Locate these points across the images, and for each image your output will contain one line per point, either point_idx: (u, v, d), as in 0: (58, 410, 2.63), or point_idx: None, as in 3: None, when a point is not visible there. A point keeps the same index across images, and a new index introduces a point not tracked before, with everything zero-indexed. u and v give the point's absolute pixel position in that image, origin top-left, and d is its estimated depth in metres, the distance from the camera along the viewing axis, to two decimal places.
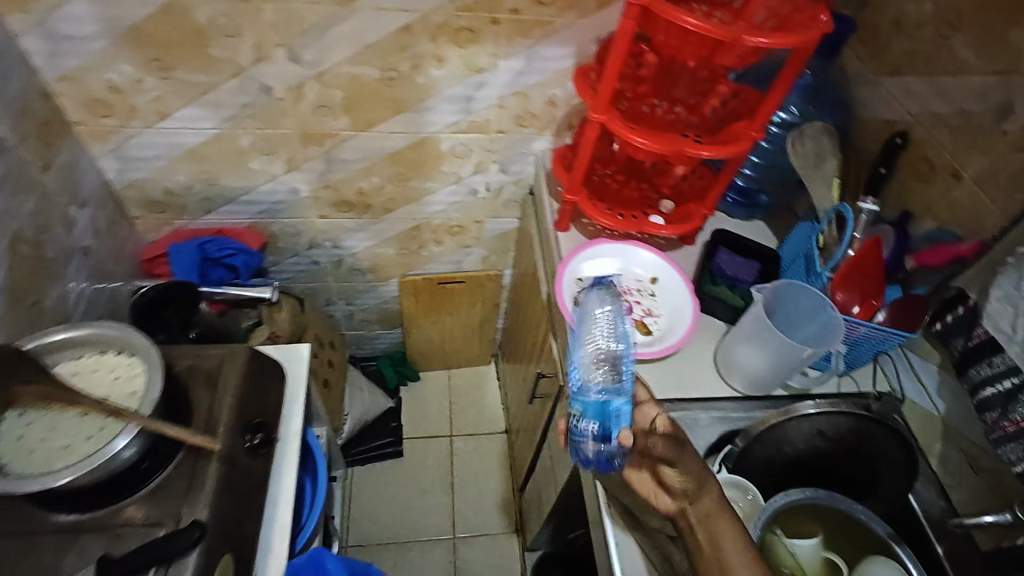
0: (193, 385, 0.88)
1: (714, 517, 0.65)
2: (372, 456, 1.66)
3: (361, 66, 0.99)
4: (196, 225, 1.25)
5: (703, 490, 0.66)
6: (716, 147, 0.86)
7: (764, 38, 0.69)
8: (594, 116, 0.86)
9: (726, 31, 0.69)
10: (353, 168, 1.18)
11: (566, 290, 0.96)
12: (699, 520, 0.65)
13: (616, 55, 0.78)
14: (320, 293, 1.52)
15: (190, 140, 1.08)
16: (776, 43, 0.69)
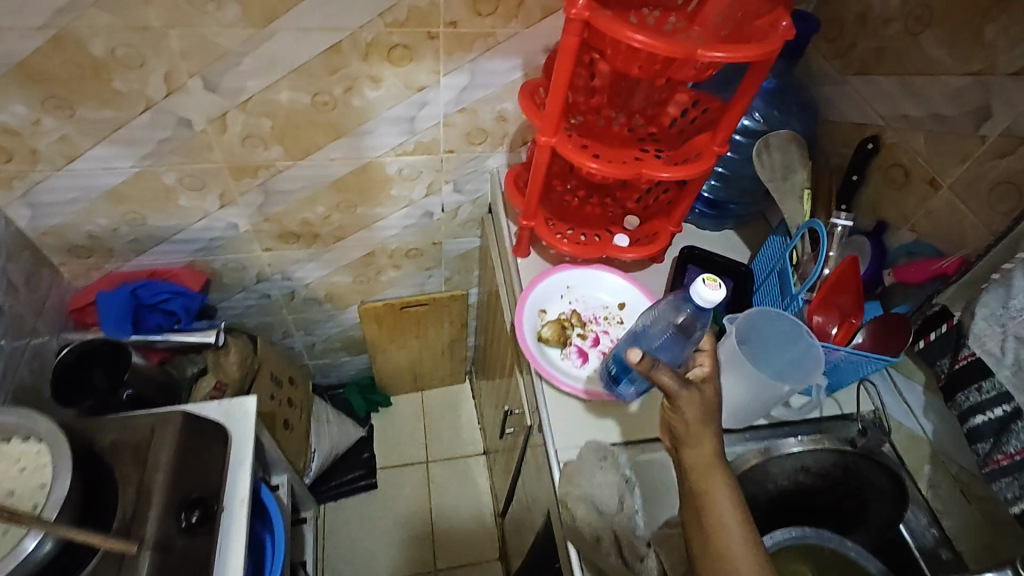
0: (119, 463, 0.80)
1: (710, 476, 0.58)
2: (345, 490, 1.58)
3: (289, 92, 0.90)
4: (128, 268, 1.16)
5: (706, 439, 0.60)
6: (677, 168, 0.80)
7: (720, 54, 0.63)
8: (543, 139, 0.79)
9: (678, 48, 0.63)
10: (294, 199, 1.09)
11: (528, 324, 0.89)
12: (695, 472, 0.59)
13: (560, 74, 0.71)
14: (275, 327, 1.43)
15: (108, 181, 0.98)
16: (733, 57, 0.63)
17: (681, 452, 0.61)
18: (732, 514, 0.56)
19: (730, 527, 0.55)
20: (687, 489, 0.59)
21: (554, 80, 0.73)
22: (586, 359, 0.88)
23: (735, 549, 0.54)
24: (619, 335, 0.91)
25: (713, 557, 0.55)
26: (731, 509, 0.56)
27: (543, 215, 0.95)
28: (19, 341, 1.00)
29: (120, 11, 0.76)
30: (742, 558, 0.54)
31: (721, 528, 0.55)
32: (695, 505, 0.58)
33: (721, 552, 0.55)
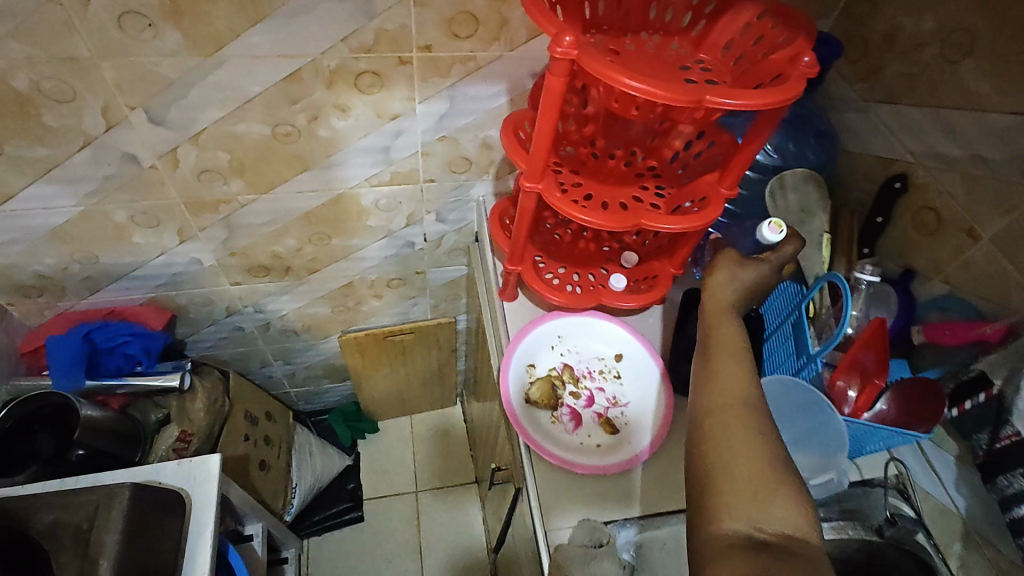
0: (57, 550, 0.71)
1: (721, 319, 0.63)
2: (329, 525, 1.50)
3: (245, 124, 0.81)
4: (83, 307, 1.07)
5: (730, 289, 0.66)
6: (677, 218, 0.71)
7: (729, 101, 0.54)
8: (527, 185, 0.69)
9: (681, 96, 0.54)
10: (261, 233, 1.00)
11: (515, 380, 0.80)
12: (713, 317, 0.64)
13: (545, 117, 0.62)
14: (251, 358, 1.34)
15: (50, 220, 0.89)
16: (746, 106, 0.54)
17: (704, 300, 0.67)
18: (736, 346, 0.60)
19: (730, 354, 0.59)
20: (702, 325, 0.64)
21: (538, 124, 0.64)
22: (578, 423, 0.79)
23: (731, 370, 0.57)
24: (616, 393, 0.82)
25: (706, 377, 0.58)
26: (735, 344, 0.60)
27: (531, 259, 0.85)
28: None
29: (42, 41, 0.67)
30: (734, 382, 0.56)
31: (722, 354, 0.59)
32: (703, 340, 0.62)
33: (715, 373, 0.58)
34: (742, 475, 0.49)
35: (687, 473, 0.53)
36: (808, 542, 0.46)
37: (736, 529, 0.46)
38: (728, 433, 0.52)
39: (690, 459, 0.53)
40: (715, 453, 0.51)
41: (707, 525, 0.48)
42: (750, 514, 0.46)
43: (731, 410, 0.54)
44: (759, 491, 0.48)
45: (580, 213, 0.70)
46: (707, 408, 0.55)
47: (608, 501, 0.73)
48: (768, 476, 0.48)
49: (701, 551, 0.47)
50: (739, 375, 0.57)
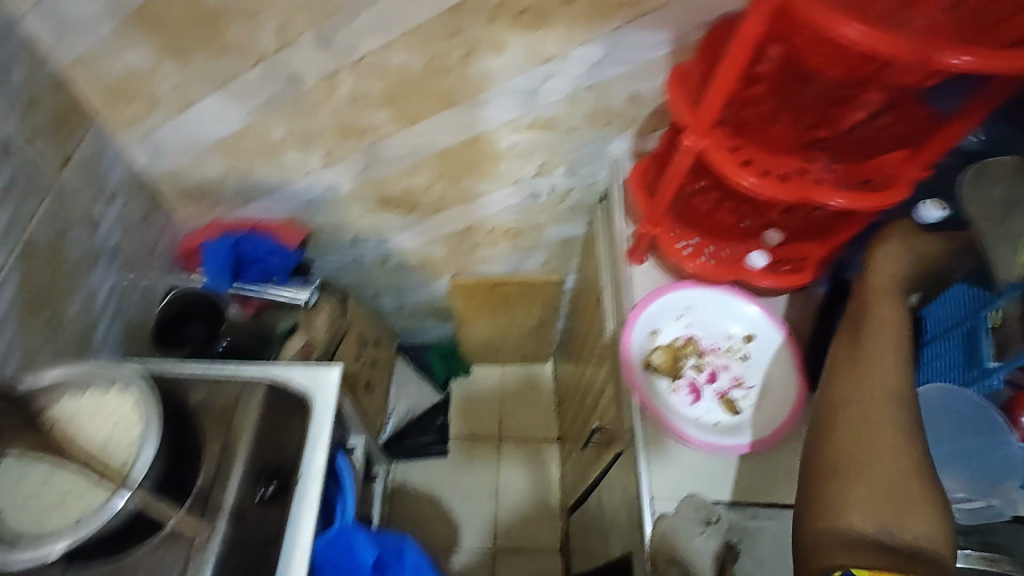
0: (205, 425, 0.80)
1: (883, 295, 0.66)
2: (415, 454, 1.59)
3: (403, 54, 0.82)
4: (233, 217, 1.16)
5: (896, 263, 0.68)
6: (855, 195, 0.63)
7: (965, 59, 0.46)
8: (689, 140, 0.65)
9: (905, 49, 0.47)
10: (397, 166, 1.03)
11: (636, 346, 0.78)
12: (860, 309, 0.66)
13: (729, 67, 0.58)
14: (367, 287, 1.41)
15: (219, 132, 0.96)
16: (984, 66, 0.46)
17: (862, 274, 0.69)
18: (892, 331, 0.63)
19: (885, 339, 0.62)
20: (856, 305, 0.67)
21: (720, 71, 0.59)
22: (696, 399, 0.77)
23: (879, 365, 0.60)
24: (740, 374, 0.78)
25: (854, 364, 0.61)
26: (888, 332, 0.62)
27: (669, 222, 0.81)
28: (134, 277, 1.05)
29: None
30: (884, 383, 0.59)
31: (874, 343, 0.62)
32: (853, 331, 0.64)
33: (863, 362, 0.60)
34: (880, 482, 0.53)
35: (816, 458, 0.57)
36: (934, 555, 0.50)
37: (862, 527, 0.51)
38: (871, 430, 0.55)
39: (824, 447, 0.57)
40: (856, 452, 0.55)
41: (831, 514, 0.53)
42: (883, 521, 0.51)
43: (876, 410, 0.57)
44: (899, 504, 0.52)
45: (746, 175, 0.65)
46: (851, 397, 0.58)
47: (720, 480, 0.71)
48: (906, 484, 0.53)
49: (821, 534, 0.53)
50: (890, 375, 0.59)
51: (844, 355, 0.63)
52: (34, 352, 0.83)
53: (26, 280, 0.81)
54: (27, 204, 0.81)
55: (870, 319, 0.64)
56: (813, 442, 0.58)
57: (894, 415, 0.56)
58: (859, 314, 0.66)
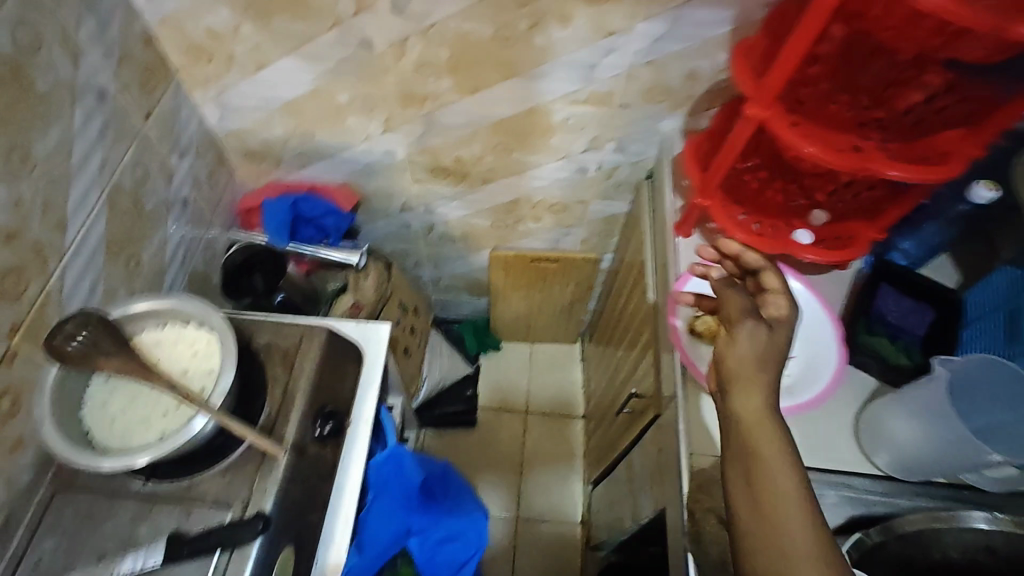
0: (270, 363, 0.85)
1: (749, 388, 0.62)
2: (444, 422, 1.64)
3: (472, 23, 0.86)
4: (291, 178, 1.22)
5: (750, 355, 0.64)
6: (909, 168, 0.66)
7: None
8: (751, 111, 0.69)
9: (978, 19, 0.49)
10: (453, 135, 1.07)
11: (680, 312, 0.83)
12: (740, 453, 0.60)
13: (797, 41, 0.61)
14: (409, 256, 1.46)
15: (289, 93, 1.01)
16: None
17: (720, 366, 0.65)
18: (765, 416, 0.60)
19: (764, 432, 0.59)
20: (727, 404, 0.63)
21: (789, 43, 0.62)
22: None
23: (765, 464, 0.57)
24: None
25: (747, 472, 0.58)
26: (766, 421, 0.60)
27: (720, 195, 0.84)
28: (198, 231, 1.11)
29: None
30: (795, 536, 0.54)
31: (754, 436, 0.59)
32: (745, 472, 0.58)
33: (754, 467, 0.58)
34: None
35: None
36: None
37: None
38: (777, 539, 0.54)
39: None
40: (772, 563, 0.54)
41: None
42: None
43: (800, 570, 0.52)
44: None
45: (806, 144, 0.67)
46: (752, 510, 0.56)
47: None
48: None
49: None
50: (791, 522, 0.54)
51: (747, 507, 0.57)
52: (114, 289, 0.89)
53: (111, 222, 0.87)
54: (116, 150, 0.86)
55: (763, 457, 0.58)
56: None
57: (818, 558, 0.52)
58: (745, 451, 0.59)
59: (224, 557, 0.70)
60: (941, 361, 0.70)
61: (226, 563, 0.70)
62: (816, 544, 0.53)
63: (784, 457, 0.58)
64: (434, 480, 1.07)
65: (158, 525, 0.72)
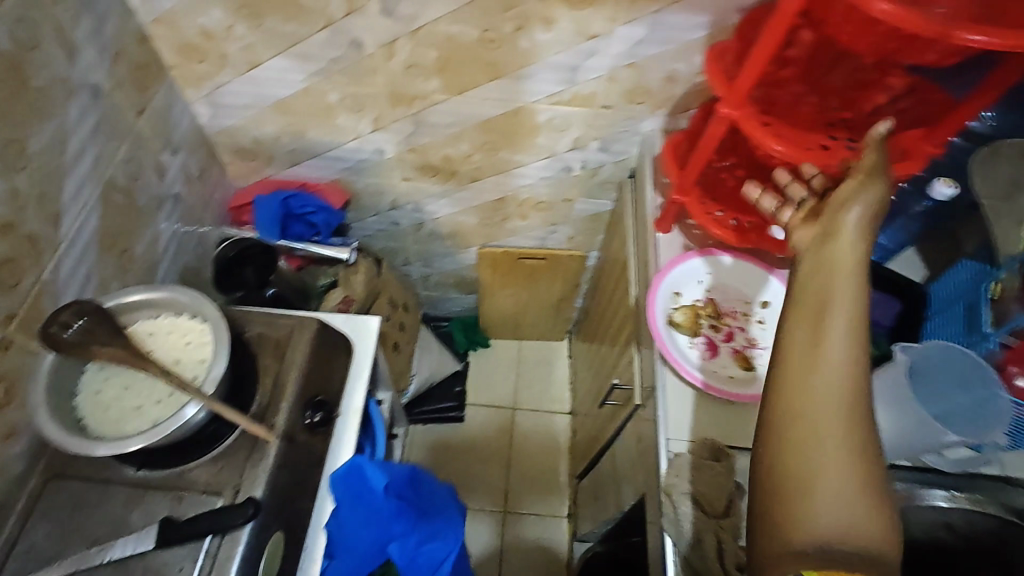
0: (262, 355, 0.87)
1: (843, 278, 0.52)
2: (433, 418, 1.67)
3: (459, 25, 0.89)
4: (282, 176, 1.24)
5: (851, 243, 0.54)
6: None
7: (981, 37, 0.52)
8: (724, 112, 0.72)
9: (927, 26, 0.53)
10: (442, 133, 1.10)
11: (659, 305, 0.86)
12: (811, 290, 0.53)
13: (766, 44, 0.64)
14: (398, 253, 1.48)
15: (280, 91, 1.04)
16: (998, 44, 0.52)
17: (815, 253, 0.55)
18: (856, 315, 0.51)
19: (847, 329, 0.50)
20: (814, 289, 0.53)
21: (758, 46, 0.65)
22: (714, 353, 0.83)
23: (832, 363, 0.50)
24: (756, 336, 0.86)
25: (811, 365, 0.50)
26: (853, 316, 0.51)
27: (698, 191, 0.88)
28: (189, 227, 1.12)
29: None
30: (835, 395, 0.49)
31: (837, 330, 0.50)
32: (813, 310, 0.52)
33: (821, 362, 0.50)
34: (827, 491, 0.47)
35: (764, 477, 0.50)
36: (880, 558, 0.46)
37: (802, 545, 0.46)
38: (820, 444, 0.48)
39: (772, 465, 0.50)
40: (806, 466, 0.48)
41: (778, 531, 0.48)
42: (827, 538, 0.46)
43: (825, 427, 0.48)
44: (847, 517, 0.46)
45: (774, 143, 0.71)
46: (801, 408, 0.49)
47: (730, 426, 0.79)
48: (859, 494, 0.47)
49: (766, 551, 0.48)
50: (839, 377, 0.49)
51: (801, 341, 0.51)
52: (106, 282, 0.90)
53: (104, 216, 0.88)
54: (110, 146, 0.88)
55: (833, 304, 0.51)
56: (760, 447, 0.51)
57: (848, 422, 0.48)
58: (815, 292, 0.53)
59: (215, 541, 0.72)
60: (901, 348, 0.74)
61: (217, 548, 0.71)
62: (856, 411, 0.49)
63: (860, 309, 0.51)
64: (415, 481, 0.98)
65: (150, 511, 0.74)
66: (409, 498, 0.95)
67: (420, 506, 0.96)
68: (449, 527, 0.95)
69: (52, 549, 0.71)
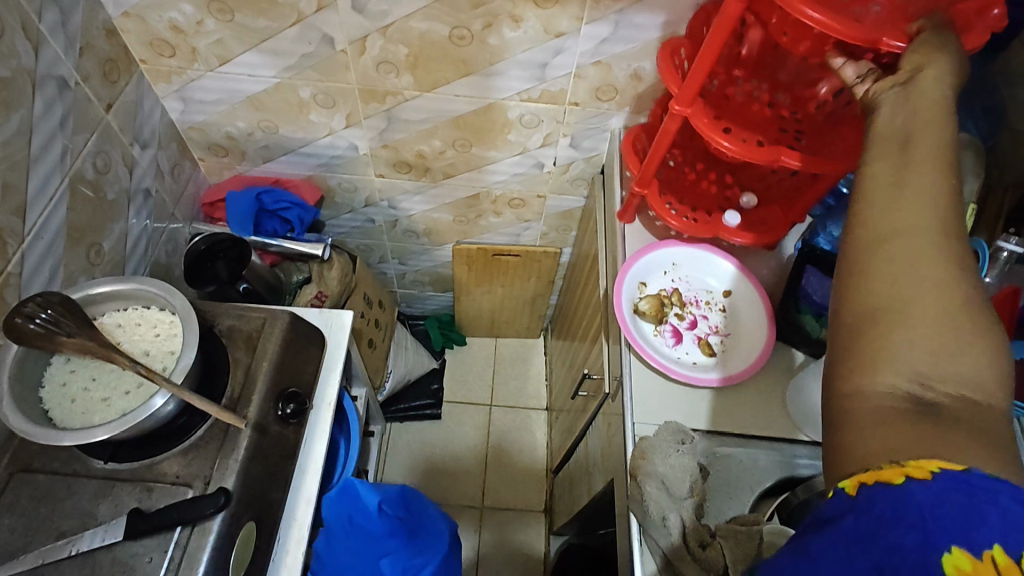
0: (233, 347, 0.86)
1: (930, 121, 0.52)
2: (409, 415, 1.67)
3: (429, 22, 0.91)
4: (255, 173, 1.24)
5: (938, 89, 0.53)
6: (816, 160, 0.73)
7: (901, 42, 0.57)
8: (675, 108, 0.75)
9: (854, 32, 0.58)
10: (415, 129, 1.11)
11: (627, 293, 0.88)
12: (894, 132, 0.53)
13: (712, 43, 0.68)
14: (374, 251, 1.49)
15: (252, 87, 1.04)
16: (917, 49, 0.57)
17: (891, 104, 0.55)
18: (944, 150, 0.50)
19: (930, 164, 0.49)
20: (898, 130, 0.53)
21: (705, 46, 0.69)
22: (678, 340, 0.87)
23: (918, 192, 0.48)
24: (718, 323, 0.89)
25: (896, 188, 0.49)
26: (938, 151, 0.50)
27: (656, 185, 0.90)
28: (160, 223, 1.12)
29: None
30: (927, 217, 0.47)
31: (924, 158, 0.50)
32: (895, 145, 0.52)
33: (908, 188, 0.49)
34: (918, 321, 0.44)
35: (842, 314, 0.48)
36: (977, 403, 0.42)
37: (891, 384, 0.43)
38: (912, 269, 0.45)
39: (854, 297, 0.47)
40: (896, 291, 0.45)
41: (858, 374, 0.45)
42: (918, 370, 0.43)
43: (915, 252, 0.46)
44: (941, 345, 0.43)
45: (724, 140, 0.74)
46: (890, 232, 0.48)
47: (693, 410, 0.82)
48: (956, 326, 0.43)
49: (846, 398, 0.45)
50: (928, 199, 0.48)
51: (888, 168, 0.51)
52: (72, 275, 0.90)
53: (72, 209, 0.88)
54: (77, 137, 0.88)
55: (920, 139, 0.51)
56: (840, 285, 0.49)
57: (940, 249, 0.46)
58: (900, 132, 0.53)
59: (184, 533, 0.72)
60: None
61: (187, 538, 0.72)
62: (949, 238, 0.46)
63: (945, 145, 0.50)
64: (402, 502, 1.08)
65: (118, 503, 0.73)
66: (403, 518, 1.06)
67: (410, 528, 1.06)
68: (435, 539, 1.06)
69: (18, 543, 0.70)
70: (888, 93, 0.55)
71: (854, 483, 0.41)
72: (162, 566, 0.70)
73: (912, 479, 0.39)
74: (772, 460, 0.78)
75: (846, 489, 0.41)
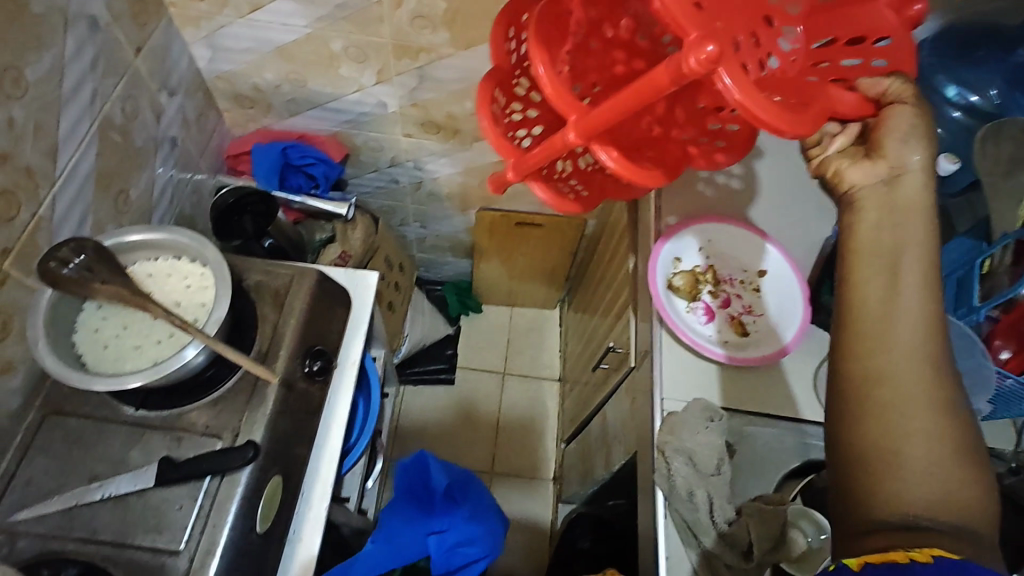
0: (261, 302, 0.86)
1: (919, 237, 0.52)
2: (425, 379, 1.69)
3: None
4: (281, 126, 1.22)
5: (925, 201, 0.52)
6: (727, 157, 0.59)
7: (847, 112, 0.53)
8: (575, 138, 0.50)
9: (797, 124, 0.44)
10: (447, 89, 1.08)
11: (660, 271, 0.87)
12: (881, 244, 0.53)
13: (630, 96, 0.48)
14: (396, 212, 1.47)
15: (282, 36, 1.01)
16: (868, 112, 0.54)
17: (867, 198, 0.54)
18: (930, 275, 0.51)
19: (917, 289, 0.50)
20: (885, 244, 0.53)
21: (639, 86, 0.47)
22: (711, 318, 0.85)
23: (900, 328, 0.49)
24: (751, 303, 0.87)
25: (881, 323, 0.50)
26: (920, 276, 0.50)
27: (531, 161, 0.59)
28: (185, 172, 1.10)
29: None
30: (915, 362, 0.49)
31: (903, 288, 0.50)
32: (884, 269, 0.52)
33: (893, 322, 0.50)
34: (908, 459, 0.46)
35: (837, 443, 0.50)
36: (974, 531, 0.44)
37: (884, 518, 0.46)
38: (900, 409, 0.47)
39: (846, 431, 0.50)
40: (885, 430, 0.47)
41: (854, 504, 0.48)
42: (914, 506, 0.45)
43: (899, 393, 0.48)
44: (938, 480, 0.45)
45: (602, 149, 0.52)
46: (877, 371, 0.49)
47: (725, 388, 0.81)
48: (946, 463, 0.46)
49: (846, 522, 0.48)
50: (914, 342, 0.49)
51: (879, 297, 0.51)
52: (101, 222, 0.89)
53: (101, 154, 0.86)
54: (106, 81, 0.86)
55: (907, 258, 0.51)
56: (836, 412, 0.51)
57: (925, 388, 0.48)
58: (887, 250, 0.52)
59: (214, 482, 0.72)
60: None
61: (217, 487, 0.72)
62: (936, 372, 0.48)
63: (930, 264, 0.51)
64: (468, 487, 0.93)
65: (148, 449, 0.74)
66: (461, 500, 0.91)
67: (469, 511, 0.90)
68: (490, 535, 0.88)
69: (51, 483, 0.71)
70: (872, 190, 0.54)
71: (858, 560, 0.43)
72: (193, 512, 0.71)
73: (916, 561, 0.41)
74: (795, 443, 0.78)
75: (849, 564, 0.43)
